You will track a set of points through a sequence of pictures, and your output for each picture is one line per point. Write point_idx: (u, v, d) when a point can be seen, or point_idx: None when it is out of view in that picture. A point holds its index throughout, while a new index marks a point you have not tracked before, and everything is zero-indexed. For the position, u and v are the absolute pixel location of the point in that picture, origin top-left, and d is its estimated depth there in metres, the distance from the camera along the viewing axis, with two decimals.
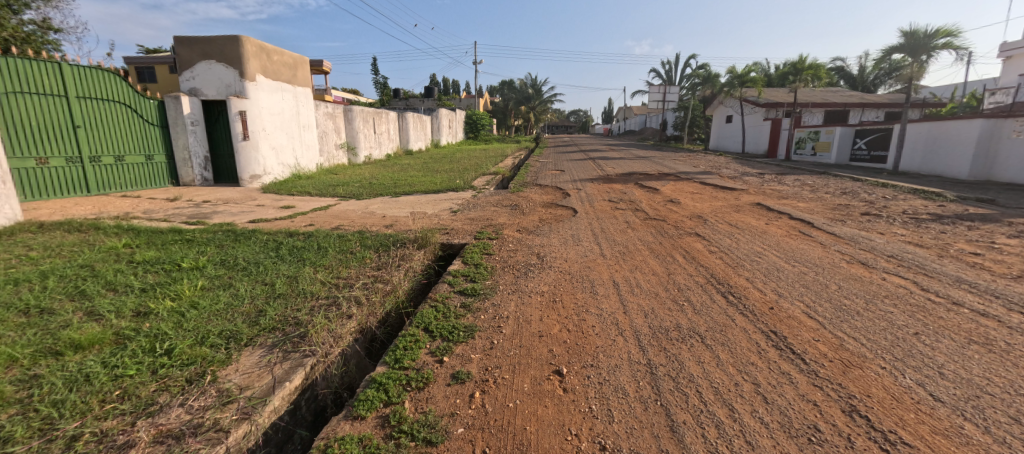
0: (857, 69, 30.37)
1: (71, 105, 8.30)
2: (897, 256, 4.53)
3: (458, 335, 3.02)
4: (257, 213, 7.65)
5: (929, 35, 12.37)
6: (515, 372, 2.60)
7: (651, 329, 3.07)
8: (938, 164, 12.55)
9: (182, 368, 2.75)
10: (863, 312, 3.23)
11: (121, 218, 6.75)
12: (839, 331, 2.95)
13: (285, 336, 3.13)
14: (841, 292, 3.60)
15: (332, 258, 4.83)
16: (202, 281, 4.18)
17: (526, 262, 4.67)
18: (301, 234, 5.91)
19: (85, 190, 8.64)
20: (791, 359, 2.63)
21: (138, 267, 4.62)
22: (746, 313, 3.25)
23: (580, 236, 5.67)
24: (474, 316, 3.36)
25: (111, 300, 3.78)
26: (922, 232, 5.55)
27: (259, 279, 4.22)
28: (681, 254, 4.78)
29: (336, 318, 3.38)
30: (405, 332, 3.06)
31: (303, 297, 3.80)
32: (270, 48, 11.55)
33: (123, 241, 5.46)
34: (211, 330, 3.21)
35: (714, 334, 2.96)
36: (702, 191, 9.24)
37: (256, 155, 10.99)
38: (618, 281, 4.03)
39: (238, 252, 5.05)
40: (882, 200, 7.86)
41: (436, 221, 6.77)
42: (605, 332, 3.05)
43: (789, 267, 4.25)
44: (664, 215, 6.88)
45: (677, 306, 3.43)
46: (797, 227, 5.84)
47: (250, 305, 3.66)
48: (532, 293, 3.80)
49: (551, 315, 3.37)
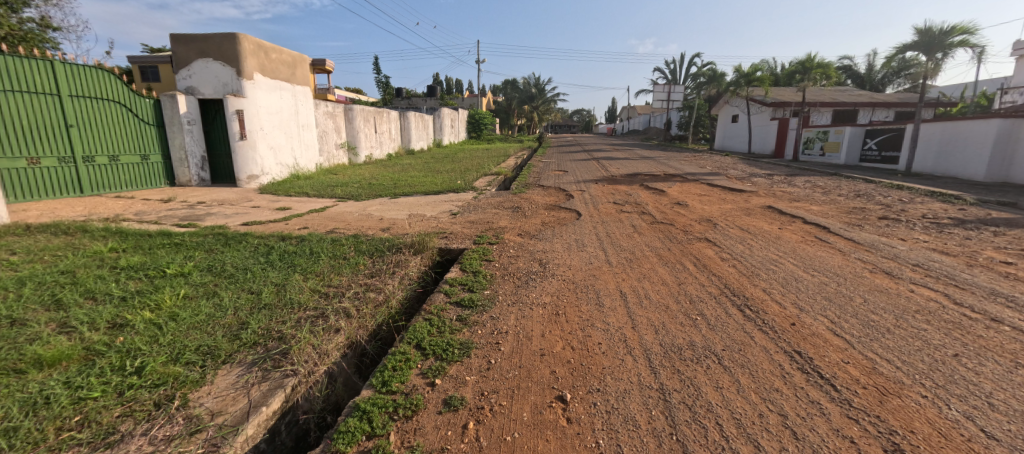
0: (865, 68, 29.94)
1: (64, 104, 8.10)
2: (923, 265, 4.26)
3: (453, 353, 2.79)
4: (253, 215, 7.44)
5: (944, 32, 12.00)
6: (514, 398, 2.35)
7: (664, 347, 2.82)
8: (952, 165, 12.21)
9: (151, 389, 2.52)
10: (893, 330, 2.97)
11: (111, 220, 6.53)
12: (870, 352, 2.70)
13: (266, 353, 2.90)
14: (867, 306, 3.34)
15: (324, 265, 4.60)
16: (186, 289, 3.96)
17: (528, 269, 4.42)
18: (294, 238, 5.67)
19: (78, 191, 8.44)
20: (820, 385, 2.37)
21: (121, 274, 4.40)
22: (767, 330, 2.99)
23: (584, 241, 5.42)
24: (472, 331, 3.12)
25: (87, 310, 3.56)
26: (946, 238, 5.28)
27: (246, 288, 4.00)
28: (691, 262, 4.53)
29: (323, 333, 3.14)
30: (396, 349, 2.82)
31: (289, 308, 3.56)
32: (268, 46, 11.36)
33: (109, 245, 5.24)
34: (187, 345, 2.98)
35: (733, 355, 2.70)
36: (709, 193, 8.96)
37: (253, 155, 10.77)
38: (625, 292, 3.78)
39: (226, 258, 4.83)
40: (899, 203, 7.57)
41: (434, 224, 6.54)
42: (612, 351, 2.81)
43: (808, 277, 3.99)
44: (671, 218, 6.61)
45: (690, 320, 3.18)
46: (813, 232, 5.57)
47: (233, 317, 3.43)
48: (534, 305, 3.56)
49: (553, 330, 3.12)
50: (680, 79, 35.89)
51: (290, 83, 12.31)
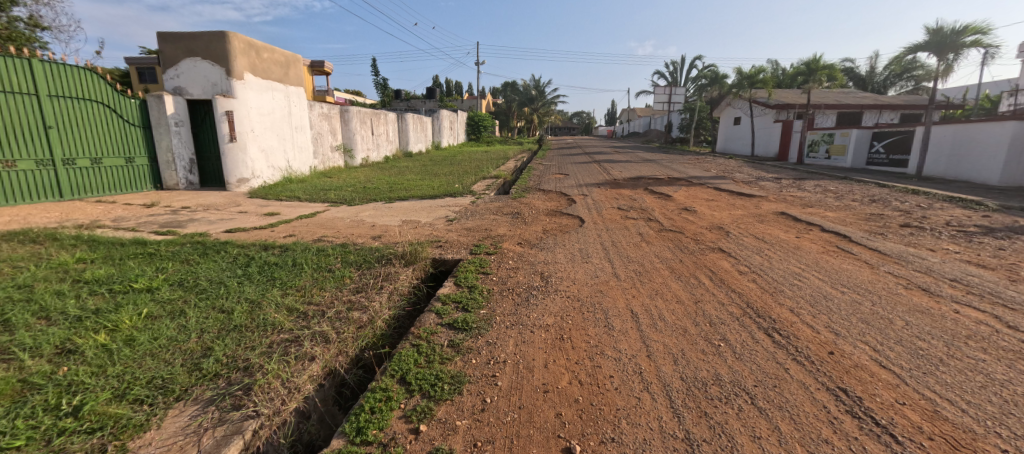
0: (867, 70, 29.65)
1: (42, 104, 7.72)
2: (961, 280, 3.89)
3: (442, 389, 2.41)
4: (237, 221, 7.05)
5: (956, 32, 11.67)
6: (513, 451, 1.98)
7: (686, 382, 2.44)
8: (964, 169, 11.86)
9: (82, 438, 2.13)
10: (948, 361, 2.59)
11: (85, 226, 6.13)
12: (928, 390, 2.32)
13: (227, 388, 2.52)
14: (910, 331, 2.96)
15: (306, 278, 4.22)
16: (149, 308, 3.57)
17: (528, 284, 4.04)
18: (277, 247, 5.29)
19: (58, 195, 8.04)
20: (878, 435, 1.99)
21: (83, 288, 4.00)
22: (803, 361, 2.61)
23: (588, 251, 5.04)
24: (465, 360, 2.74)
25: (35, 332, 3.16)
26: (978, 249, 4.91)
27: (217, 306, 3.61)
28: (706, 275, 4.14)
29: (296, 362, 2.76)
30: (376, 385, 2.44)
31: (261, 331, 3.17)
32: (259, 44, 10.98)
33: (76, 255, 4.84)
34: (138, 378, 2.59)
35: (768, 393, 2.32)
36: (717, 198, 8.58)
37: (243, 158, 10.39)
38: (637, 311, 3.40)
39: (201, 270, 4.44)
40: (918, 209, 7.20)
41: (429, 231, 6.19)
42: (626, 387, 2.42)
43: (838, 294, 3.61)
44: (679, 225, 6.23)
45: (714, 348, 2.80)
46: (833, 242, 5.20)
47: (196, 341, 3.04)
48: (535, 327, 3.17)
49: (557, 359, 2.74)
50: (680, 81, 35.68)
51: (282, 83, 11.93)
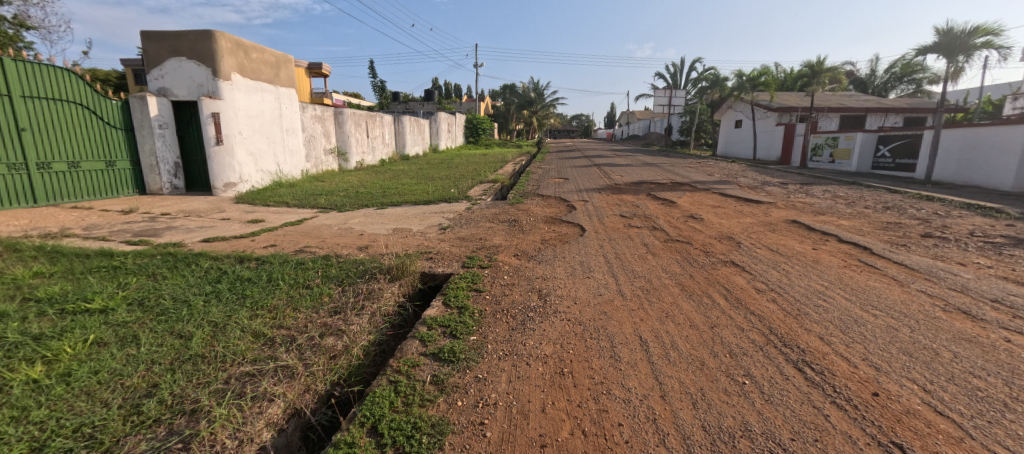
0: (868, 73, 29.39)
1: (15, 105, 7.30)
2: (1002, 301, 3.52)
3: (419, 442, 2.03)
4: (217, 229, 6.64)
5: (967, 32, 11.35)
6: None
7: (709, 434, 2.06)
8: (976, 174, 11.48)
9: None
10: (1013, 406, 2.20)
11: (52, 236, 5.73)
12: (998, 446, 1.94)
13: (166, 440, 2.13)
14: (961, 366, 2.58)
15: (279, 297, 3.82)
16: (98, 334, 3.16)
17: (524, 304, 3.65)
18: (254, 259, 4.90)
19: (30, 201, 7.63)
20: None
21: (30, 308, 3.59)
22: (844, 406, 2.23)
23: (590, 265, 4.66)
24: (449, 401, 2.35)
25: None
26: (1011, 262, 4.55)
27: (175, 330, 3.21)
28: (721, 294, 3.76)
29: (251, 404, 2.37)
30: (340, 437, 2.06)
31: (218, 362, 2.78)
32: (247, 44, 10.60)
33: (33, 269, 4.43)
34: (63, 426, 2.20)
35: (808, 450, 1.94)
36: (723, 204, 8.19)
37: (230, 161, 10.00)
38: (646, 338, 3.02)
39: (166, 287, 4.04)
40: (936, 217, 6.84)
41: (420, 241, 5.82)
42: (639, 440, 2.04)
43: (870, 318, 3.23)
44: (686, 235, 5.86)
45: (738, 387, 2.41)
46: (853, 254, 4.84)
47: (143, 375, 2.65)
48: (531, 358, 2.78)
49: (557, 401, 2.36)
50: (680, 83, 35.47)
51: (272, 84, 11.52)
